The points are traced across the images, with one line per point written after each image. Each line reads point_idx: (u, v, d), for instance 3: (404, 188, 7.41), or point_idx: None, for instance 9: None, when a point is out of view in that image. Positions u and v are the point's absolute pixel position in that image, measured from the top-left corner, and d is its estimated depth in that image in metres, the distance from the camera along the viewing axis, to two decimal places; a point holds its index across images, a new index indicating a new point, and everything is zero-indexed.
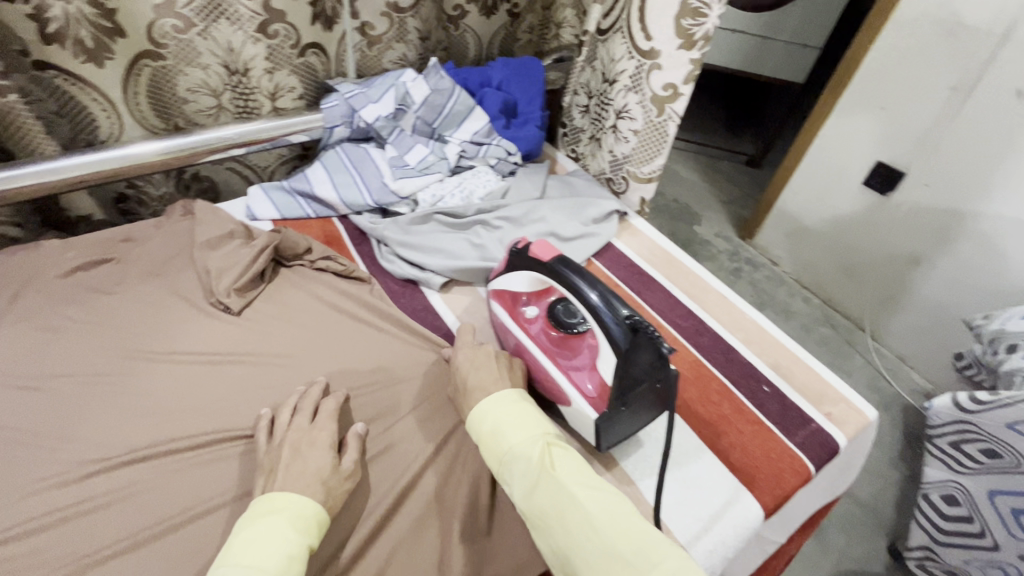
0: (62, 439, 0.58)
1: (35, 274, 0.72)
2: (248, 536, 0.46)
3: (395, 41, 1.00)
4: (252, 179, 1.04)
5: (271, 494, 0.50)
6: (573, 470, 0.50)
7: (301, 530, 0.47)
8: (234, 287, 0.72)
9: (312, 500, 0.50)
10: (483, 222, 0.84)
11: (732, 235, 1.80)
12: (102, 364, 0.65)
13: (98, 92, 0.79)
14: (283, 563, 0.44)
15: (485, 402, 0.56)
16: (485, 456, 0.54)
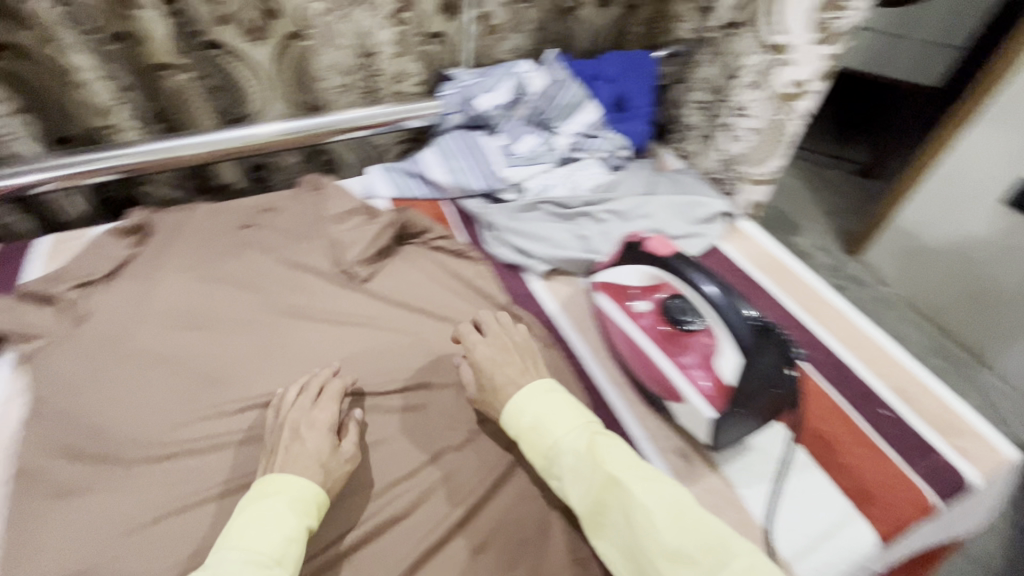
0: (213, 377, 0.66)
1: (194, 233, 0.82)
2: (248, 519, 0.49)
3: (511, 31, 1.02)
4: (368, 159, 1.10)
5: (271, 477, 0.53)
6: (620, 457, 0.50)
7: (300, 513, 0.50)
8: (362, 259, 0.78)
9: (311, 483, 0.53)
10: (589, 214, 0.84)
11: (834, 248, 1.66)
12: (249, 315, 0.73)
13: (252, 69, 0.87)
14: (281, 545, 0.47)
15: (514, 400, 0.56)
16: (529, 453, 0.55)
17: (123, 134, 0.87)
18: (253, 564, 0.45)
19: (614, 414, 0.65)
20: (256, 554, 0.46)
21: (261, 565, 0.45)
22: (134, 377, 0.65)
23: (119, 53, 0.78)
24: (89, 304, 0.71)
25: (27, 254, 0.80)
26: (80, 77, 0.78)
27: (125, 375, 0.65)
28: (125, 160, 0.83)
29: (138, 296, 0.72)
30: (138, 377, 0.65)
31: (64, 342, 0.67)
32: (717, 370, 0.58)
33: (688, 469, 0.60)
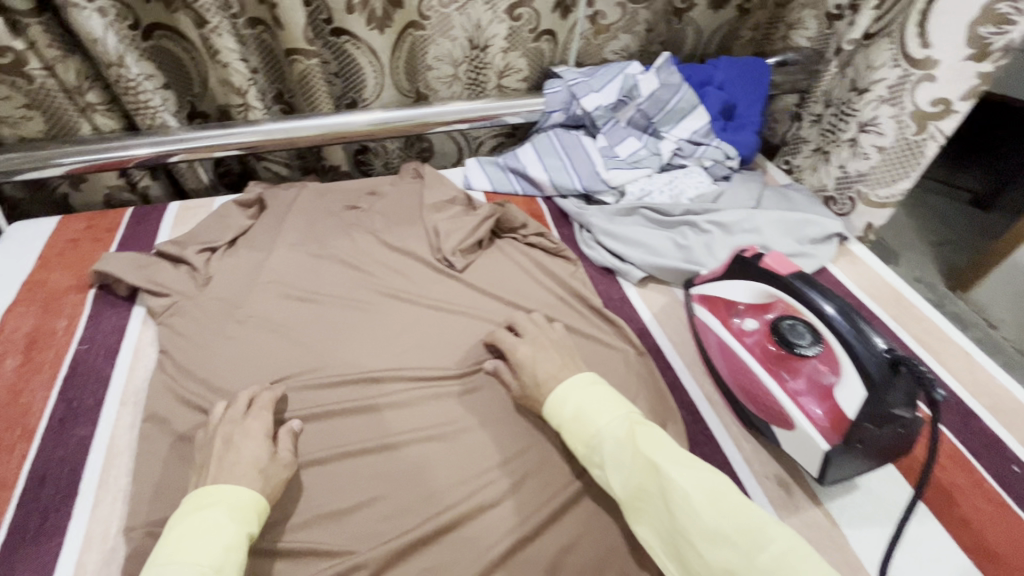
0: (317, 350, 0.69)
1: (303, 211, 0.86)
2: (181, 532, 0.44)
3: (622, 32, 0.99)
4: (463, 151, 1.12)
5: (201, 491, 0.49)
6: (660, 444, 0.49)
7: (240, 520, 0.47)
8: (459, 249, 0.80)
9: (250, 491, 0.49)
10: (691, 223, 0.82)
11: (936, 283, 1.52)
12: (355, 294, 0.76)
13: (373, 56, 0.91)
14: (221, 554, 0.43)
15: (556, 391, 0.57)
16: (573, 443, 0.54)
17: (253, 110, 0.89)
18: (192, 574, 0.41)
19: (709, 432, 0.63)
20: (195, 566, 0.42)
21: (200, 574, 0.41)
22: (244, 341, 0.68)
23: (260, 36, 0.86)
24: (209, 268, 0.76)
25: (160, 217, 0.87)
26: (223, 57, 0.80)
27: (238, 338, 0.68)
28: (249, 136, 0.88)
29: (253, 268, 0.77)
30: (248, 342, 0.68)
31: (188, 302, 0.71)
32: (836, 399, 0.54)
33: (788, 500, 0.57)
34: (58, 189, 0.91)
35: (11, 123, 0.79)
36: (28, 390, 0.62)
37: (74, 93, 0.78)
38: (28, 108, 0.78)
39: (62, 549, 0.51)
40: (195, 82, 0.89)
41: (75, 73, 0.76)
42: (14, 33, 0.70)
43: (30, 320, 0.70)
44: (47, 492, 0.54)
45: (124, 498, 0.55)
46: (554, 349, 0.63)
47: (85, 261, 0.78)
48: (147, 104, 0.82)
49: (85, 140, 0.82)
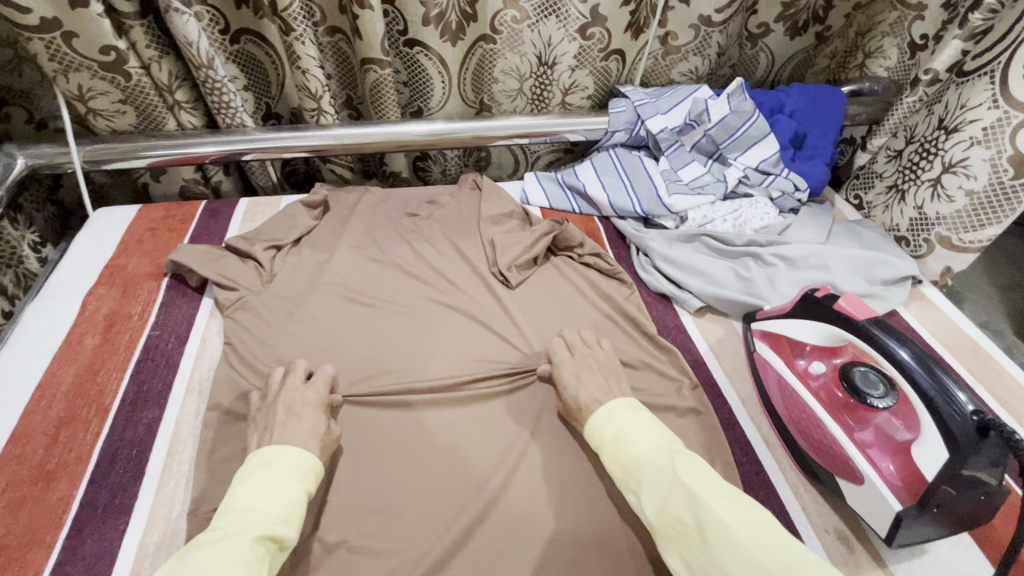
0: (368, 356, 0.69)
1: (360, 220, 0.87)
2: (249, 484, 0.47)
3: (693, 54, 0.97)
4: (520, 163, 1.13)
5: (264, 450, 0.52)
6: (698, 474, 0.47)
7: (301, 478, 0.50)
8: (515, 264, 0.79)
9: (309, 452, 0.52)
10: (754, 255, 0.79)
11: (1005, 331, 1.42)
12: (412, 299, 0.76)
13: (443, 66, 0.92)
14: (286, 506, 0.47)
15: (597, 411, 0.57)
16: (609, 466, 0.54)
17: (325, 116, 0.91)
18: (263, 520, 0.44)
19: (766, 476, 0.60)
20: (266, 513, 0.45)
21: (271, 523, 0.45)
22: (302, 340, 0.70)
23: (337, 44, 0.89)
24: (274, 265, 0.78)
25: (230, 213, 0.90)
26: (303, 63, 0.83)
27: (301, 334, 0.70)
28: (320, 139, 0.91)
29: (315, 267, 0.79)
30: (305, 341, 0.70)
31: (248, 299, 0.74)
32: (911, 456, 0.51)
33: (849, 557, 0.54)
34: (140, 178, 0.97)
35: (106, 116, 0.84)
36: (104, 371, 0.66)
37: (165, 91, 0.82)
38: (122, 103, 0.82)
39: (128, 528, 0.53)
40: (272, 85, 0.92)
41: (168, 73, 0.80)
42: (118, 34, 0.74)
43: (108, 303, 0.74)
44: (117, 471, 0.57)
45: (185, 483, 0.57)
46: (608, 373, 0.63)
47: (160, 251, 0.82)
48: (229, 104, 0.86)
49: (170, 135, 0.86)
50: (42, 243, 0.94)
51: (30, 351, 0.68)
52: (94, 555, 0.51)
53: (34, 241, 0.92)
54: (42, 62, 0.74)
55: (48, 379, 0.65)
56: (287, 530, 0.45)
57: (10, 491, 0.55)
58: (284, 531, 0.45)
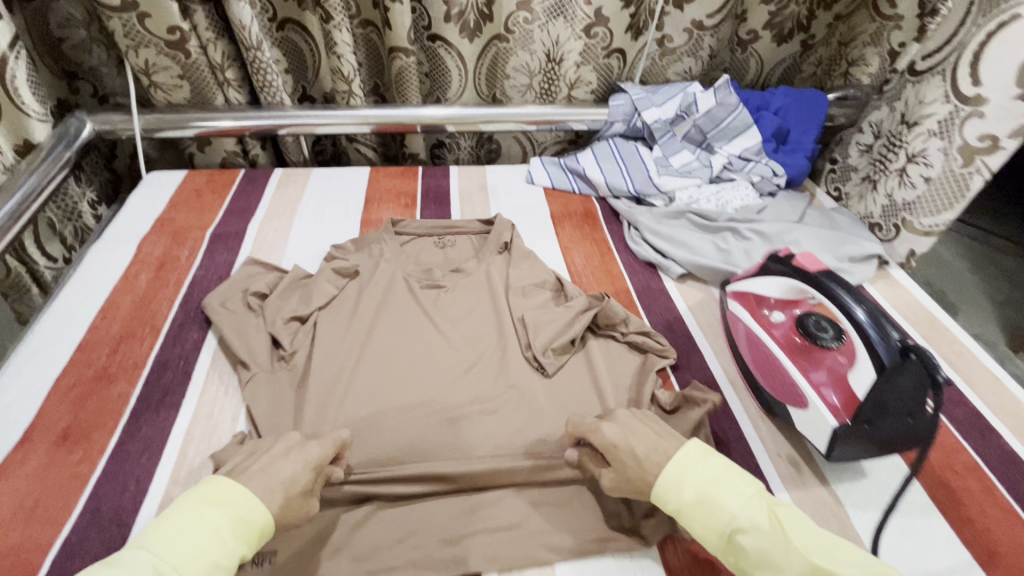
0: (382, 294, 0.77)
1: (370, 303, 0.75)
2: (182, 531, 0.42)
3: (687, 55, 1.07)
4: (527, 152, 1.23)
5: (212, 485, 0.46)
6: (813, 545, 0.44)
7: (238, 536, 0.44)
8: (550, 347, 0.70)
9: (259, 502, 0.46)
10: (733, 230, 0.88)
11: (998, 342, 1.37)
12: (440, 379, 0.68)
13: (456, 52, 1.01)
14: (205, 572, 0.41)
15: (665, 471, 0.49)
16: (696, 529, 0.48)
17: (354, 98, 1.02)
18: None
19: (729, 411, 0.68)
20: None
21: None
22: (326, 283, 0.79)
23: (369, 36, 1.00)
24: (293, 342, 0.69)
25: (265, 181, 1.00)
26: (338, 49, 0.94)
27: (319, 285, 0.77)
28: (350, 119, 1.01)
29: (334, 340, 0.70)
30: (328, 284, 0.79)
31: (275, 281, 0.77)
32: (850, 384, 0.59)
33: (797, 476, 0.62)
34: (187, 149, 1.08)
35: (165, 89, 0.96)
36: (156, 301, 0.76)
37: (217, 69, 0.94)
38: (180, 78, 0.94)
39: (176, 420, 0.62)
40: (309, 70, 1.04)
41: (221, 53, 0.92)
42: (183, 16, 0.86)
43: (159, 248, 0.84)
44: (168, 376, 0.67)
45: (224, 390, 0.66)
46: (648, 424, 0.54)
47: (205, 208, 0.93)
48: (271, 83, 0.97)
49: (218, 109, 0.98)
50: (98, 203, 1.04)
51: (93, 282, 0.78)
52: (148, 438, 0.60)
53: (92, 200, 1.02)
54: (118, 37, 0.86)
55: (109, 304, 0.75)
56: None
57: (78, 387, 0.65)
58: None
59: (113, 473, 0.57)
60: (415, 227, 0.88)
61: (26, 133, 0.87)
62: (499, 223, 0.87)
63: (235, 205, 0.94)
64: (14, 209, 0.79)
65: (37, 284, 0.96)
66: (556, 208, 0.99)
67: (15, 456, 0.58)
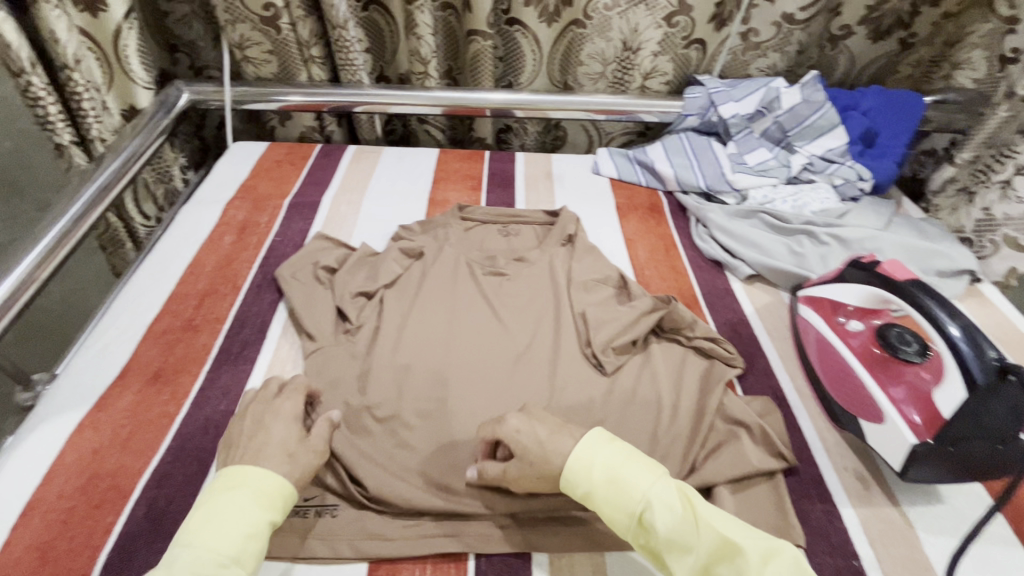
0: (445, 271, 0.78)
1: (432, 292, 0.75)
2: (206, 515, 0.46)
3: (773, 50, 1.02)
4: (593, 142, 1.22)
5: (228, 471, 0.50)
6: (719, 516, 0.47)
7: (264, 506, 0.47)
8: (612, 346, 0.69)
9: (276, 475, 0.50)
10: (810, 233, 0.84)
11: None
12: (493, 360, 0.68)
13: (531, 33, 1.01)
14: (240, 541, 0.45)
15: (574, 453, 0.50)
16: (606, 510, 0.49)
17: (430, 80, 1.04)
18: (201, 559, 0.43)
19: (793, 419, 0.66)
20: (212, 553, 0.43)
21: (218, 563, 0.43)
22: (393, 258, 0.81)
23: (448, 19, 1.02)
24: (359, 317, 0.71)
25: (340, 156, 1.04)
26: (419, 30, 0.96)
27: (386, 260, 0.79)
28: (423, 101, 1.03)
29: (396, 321, 0.71)
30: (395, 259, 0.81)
31: (347, 258, 0.80)
32: (933, 400, 0.55)
33: (864, 493, 0.59)
34: (269, 122, 1.13)
35: (255, 64, 1.01)
36: (238, 261, 0.81)
37: (304, 46, 0.98)
38: (270, 53, 0.99)
39: (252, 372, 0.67)
40: (387, 51, 1.07)
41: (308, 31, 0.96)
42: None
43: (242, 213, 0.89)
44: (246, 330, 0.71)
45: (295, 348, 0.70)
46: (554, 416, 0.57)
47: (285, 178, 0.97)
48: (352, 62, 1.00)
49: (301, 84, 1.02)
50: (186, 168, 1.13)
51: (184, 240, 0.84)
52: (227, 386, 0.65)
53: (183, 165, 1.11)
54: (219, 12, 0.92)
55: (197, 260, 0.81)
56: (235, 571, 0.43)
57: (169, 333, 0.70)
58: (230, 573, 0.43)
59: (197, 413, 0.62)
60: (479, 213, 0.89)
61: (132, 99, 0.94)
62: (564, 215, 0.88)
63: (311, 176, 0.98)
64: (120, 167, 0.86)
65: (131, 239, 1.03)
66: (621, 199, 0.97)
67: (113, 391, 0.63)
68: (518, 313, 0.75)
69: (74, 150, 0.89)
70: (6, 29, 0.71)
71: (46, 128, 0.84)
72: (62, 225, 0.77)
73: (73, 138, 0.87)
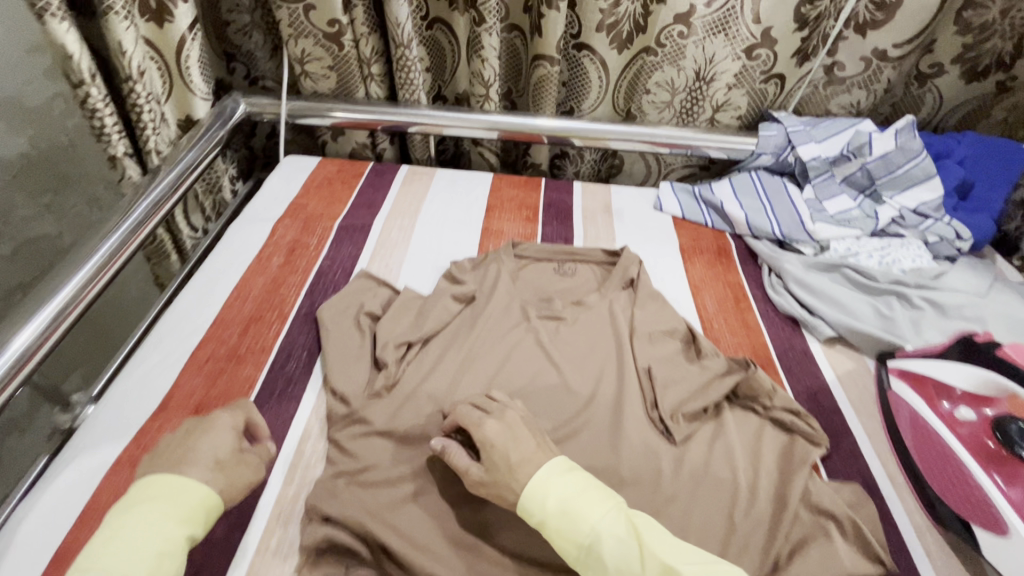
0: (499, 314, 0.74)
1: (485, 335, 0.70)
2: (116, 532, 0.42)
3: (858, 87, 0.95)
4: (652, 173, 1.16)
5: (146, 481, 0.46)
6: (664, 541, 0.46)
7: (183, 520, 0.44)
8: (681, 412, 0.64)
9: (197, 488, 0.46)
10: (901, 294, 0.76)
11: None
12: (551, 419, 0.63)
13: (599, 58, 0.95)
14: (152, 559, 0.42)
15: (534, 481, 0.49)
16: (556, 542, 0.47)
17: (488, 103, 1.00)
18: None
19: (888, 510, 0.58)
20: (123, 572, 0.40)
21: None
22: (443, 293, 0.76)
23: (513, 41, 0.98)
24: (409, 358, 0.67)
25: (393, 176, 1.01)
26: (484, 52, 0.92)
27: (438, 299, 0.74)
28: (481, 124, 0.99)
29: (447, 366, 0.66)
30: (445, 294, 0.76)
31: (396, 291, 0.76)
32: None
33: None
34: (321, 137, 1.10)
35: (314, 78, 0.99)
36: (286, 286, 0.78)
37: (365, 63, 0.96)
38: (329, 69, 0.97)
39: (296, 414, 0.63)
40: (447, 70, 1.03)
41: (370, 48, 0.94)
42: (344, 11, 0.88)
43: (292, 233, 0.87)
44: (291, 365, 0.68)
45: None
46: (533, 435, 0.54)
47: (336, 198, 0.94)
48: (411, 81, 0.97)
49: (359, 101, 0.99)
50: (236, 179, 1.10)
51: (231, 260, 0.81)
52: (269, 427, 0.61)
53: (233, 176, 1.09)
54: (282, 27, 0.90)
55: (244, 282, 0.78)
56: None
57: (212, 362, 0.67)
58: None
59: None
60: (532, 250, 0.84)
61: (189, 109, 0.92)
62: (627, 255, 0.82)
63: (363, 197, 0.95)
64: (173, 182, 0.84)
65: (176, 251, 1.01)
66: (686, 241, 0.91)
67: (153, 425, 0.60)
68: (577, 364, 0.69)
69: (127, 162, 0.85)
70: (68, 38, 0.70)
71: (101, 139, 0.81)
72: (112, 242, 0.74)
73: (127, 150, 0.84)
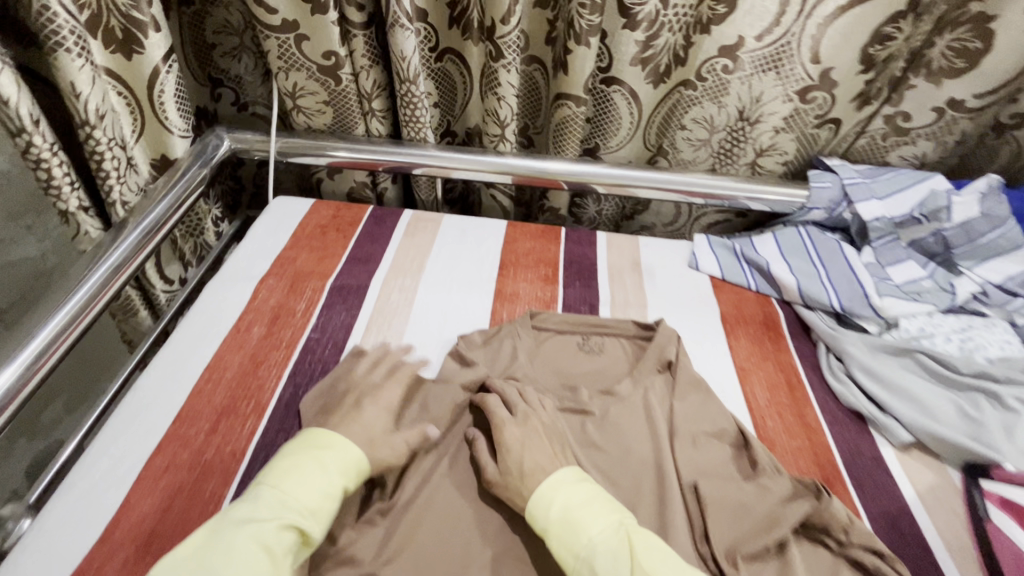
0: None
1: None
2: (286, 465, 0.49)
3: (925, 138, 0.84)
4: (682, 213, 1.04)
5: (313, 430, 0.54)
6: (664, 564, 0.45)
7: (342, 472, 0.50)
8: (738, 553, 0.52)
9: (356, 445, 0.53)
10: (991, 393, 0.64)
11: None
12: None
13: (629, 90, 0.83)
14: (318, 498, 0.47)
15: (540, 489, 0.50)
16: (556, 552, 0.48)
17: (503, 144, 0.89)
18: (283, 505, 0.46)
19: None
20: (288, 502, 0.46)
21: (296, 513, 0.46)
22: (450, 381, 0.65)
23: (533, 75, 0.87)
24: (408, 473, 0.56)
25: (394, 223, 0.89)
26: (501, 90, 0.81)
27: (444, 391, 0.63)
28: (494, 167, 0.87)
29: (454, 484, 0.55)
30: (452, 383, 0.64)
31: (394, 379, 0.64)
32: None
33: None
34: (316, 173, 0.99)
35: (308, 113, 0.87)
36: (265, 366, 0.66)
37: (366, 98, 0.85)
38: (326, 104, 0.86)
39: None
40: (457, 103, 0.92)
41: (373, 81, 0.83)
42: (343, 41, 0.78)
43: (276, 295, 0.75)
44: None
45: None
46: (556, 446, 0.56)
47: (329, 251, 0.83)
48: (418, 119, 0.85)
49: (357, 139, 0.88)
50: (221, 220, 0.99)
51: (203, 330, 0.70)
52: None
53: (216, 216, 0.98)
54: (272, 58, 0.79)
55: (217, 360, 0.67)
56: (309, 524, 0.46)
57: (172, 473, 0.56)
58: (307, 524, 0.46)
59: None
60: (552, 321, 0.72)
61: (165, 148, 0.80)
62: (663, 331, 0.70)
63: (360, 251, 0.84)
64: (139, 241, 0.72)
65: (147, 307, 0.90)
66: (728, 308, 0.80)
67: (92, 561, 0.50)
68: (608, 478, 0.58)
69: (83, 216, 0.74)
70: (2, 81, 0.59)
71: (49, 191, 0.70)
72: (61, 317, 0.63)
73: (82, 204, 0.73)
